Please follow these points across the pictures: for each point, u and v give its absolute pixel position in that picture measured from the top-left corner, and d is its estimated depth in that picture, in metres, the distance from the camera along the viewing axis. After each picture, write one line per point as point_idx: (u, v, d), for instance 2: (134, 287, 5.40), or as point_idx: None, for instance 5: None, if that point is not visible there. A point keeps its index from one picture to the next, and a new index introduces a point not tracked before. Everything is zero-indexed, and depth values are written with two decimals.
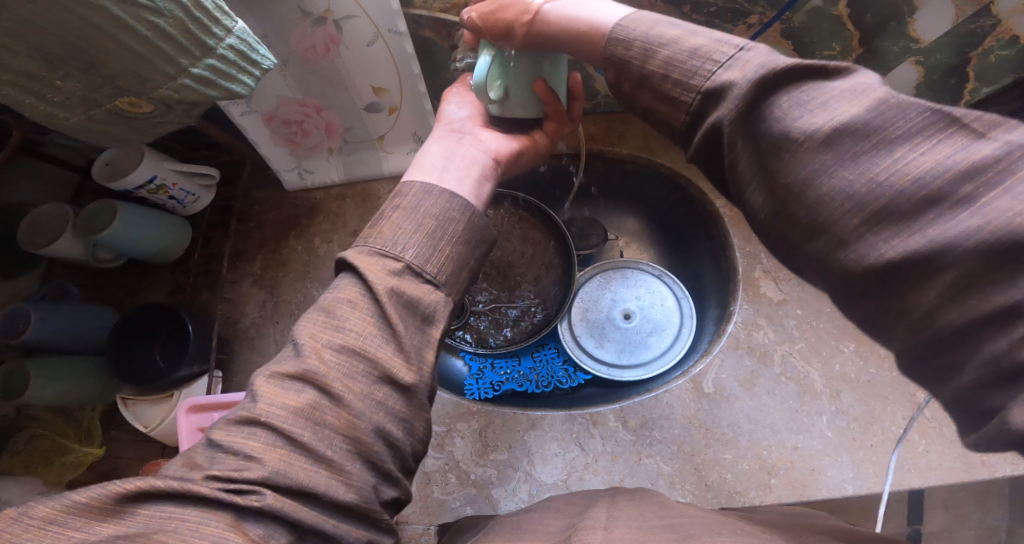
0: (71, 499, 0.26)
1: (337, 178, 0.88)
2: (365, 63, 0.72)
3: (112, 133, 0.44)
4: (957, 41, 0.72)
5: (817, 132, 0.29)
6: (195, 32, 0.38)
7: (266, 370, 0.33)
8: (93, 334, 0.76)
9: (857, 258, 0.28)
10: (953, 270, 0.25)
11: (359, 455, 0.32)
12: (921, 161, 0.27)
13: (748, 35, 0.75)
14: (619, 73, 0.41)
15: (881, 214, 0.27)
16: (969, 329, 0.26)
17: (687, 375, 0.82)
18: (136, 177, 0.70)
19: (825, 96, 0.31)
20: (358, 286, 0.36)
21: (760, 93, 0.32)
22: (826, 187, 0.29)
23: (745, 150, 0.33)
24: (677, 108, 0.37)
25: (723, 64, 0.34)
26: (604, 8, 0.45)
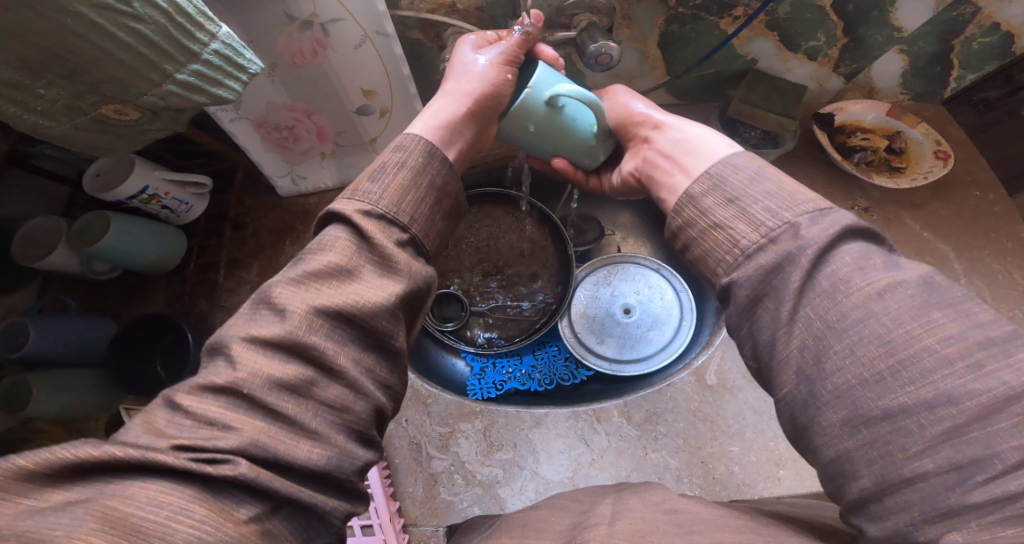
0: (14, 464, 0.25)
1: (331, 182, 0.90)
2: (353, 65, 0.72)
3: (99, 140, 0.44)
4: (940, 29, 0.74)
5: (875, 281, 0.32)
6: (178, 37, 0.38)
7: (244, 333, 0.33)
8: (93, 345, 0.75)
9: (873, 396, 0.29)
10: (950, 421, 0.26)
11: (344, 426, 0.33)
12: (948, 326, 0.29)
13: (734, 27, 0.75)
14: (710, 188, 0.42)
15: (905, 361, 0.29)
16: (937, 478, 0.26)
17: (689, 369, 0.82)
18: (128, 188, 0.70)
19: (881, 259, 0.33)
20: (350, 241, 0.38)
21: (810, 240, 0.34)
22: (862, 325, 0.30)
23: (801, 275, 0.33)
24: (752, 227, 0.37)
25: (809, 209, 0.37)
26: (713, 139, 0.48)
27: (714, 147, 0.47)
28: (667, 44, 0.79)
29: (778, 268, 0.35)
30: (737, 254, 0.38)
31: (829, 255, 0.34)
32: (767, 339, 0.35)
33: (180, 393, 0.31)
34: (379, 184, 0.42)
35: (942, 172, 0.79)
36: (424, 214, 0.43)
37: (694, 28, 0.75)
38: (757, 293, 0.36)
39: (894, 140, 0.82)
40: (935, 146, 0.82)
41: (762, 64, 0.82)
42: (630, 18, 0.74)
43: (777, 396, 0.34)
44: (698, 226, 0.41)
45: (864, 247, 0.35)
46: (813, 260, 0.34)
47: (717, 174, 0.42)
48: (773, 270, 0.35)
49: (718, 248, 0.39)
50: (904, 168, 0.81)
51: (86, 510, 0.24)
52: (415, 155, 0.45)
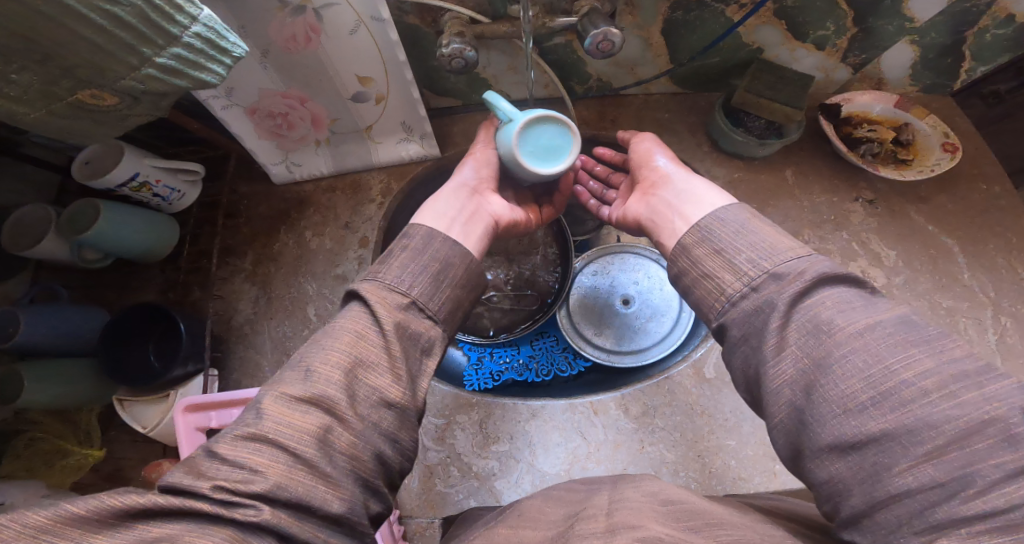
0: (63, 511, 0.26)
1: (327, 169, 0.88)
2: (348, 51, 0.70)
3: (77, 126, 0.42)
4: (954, 20, 0.72)
5: (853, 323, 0.33)
6: (157, 20, 0.36)
7: (273, 390, 0.34)
8: (85, 335, 0.75)
9: (856, 423, 0.30)
10: (930, 443, 0.28)
11: (355, 474, 0.34)
12: (924, 360, 0.30)
13: (740, 15, 0.73)
14: (699, 239, 0.44)
15: (887, 393, 0.30)
16: (921, 495, 0.27)
17: (688, 361, 0.82)
18: (116, 176, 0.69)
19: (857, 303, 0.35)
20: (365, 317, 0.39)
21: (803, 277, 0.37)
22: (844, 361, 0.32)
23: (780, 318, 0.36)
24: (736, 277, 0.40)
25: (788, 257, 0.39)
26: (709, 194, 0.50)
27: (713, 200, 0.49)
28: (670, 32, 0.77)
29: (761, 312, 0.37)
30: (724, 300, 0.40)
31: (805, 295, 0.36)
32: (759, 376, 0.36)
33: (217, 441, 0.32)
34: (405, 268, 0.44)
35: (949, 164, 0.77)
36: (427, 283, 0.44)
37: (699, 15, 0.73)
38: (749, 332, 0.38)
39: (902, 131, 0.81)
40: (942, 138, 0.80)
41: (768, 54, 0.80)
42: (633, 5, 0.72)
43: (773, 423, 0.35)
44: (691, 274, 0.44)
45: (848, 296, 0.36)
46: (790, 302, 0.36)
47: (706, 227, 0.44)
48: (757, 313, 0.38)
49: (708, 296, 0.42)
50: (911, 161, 0.80)
51: None
52: (418, 239, 0.47)
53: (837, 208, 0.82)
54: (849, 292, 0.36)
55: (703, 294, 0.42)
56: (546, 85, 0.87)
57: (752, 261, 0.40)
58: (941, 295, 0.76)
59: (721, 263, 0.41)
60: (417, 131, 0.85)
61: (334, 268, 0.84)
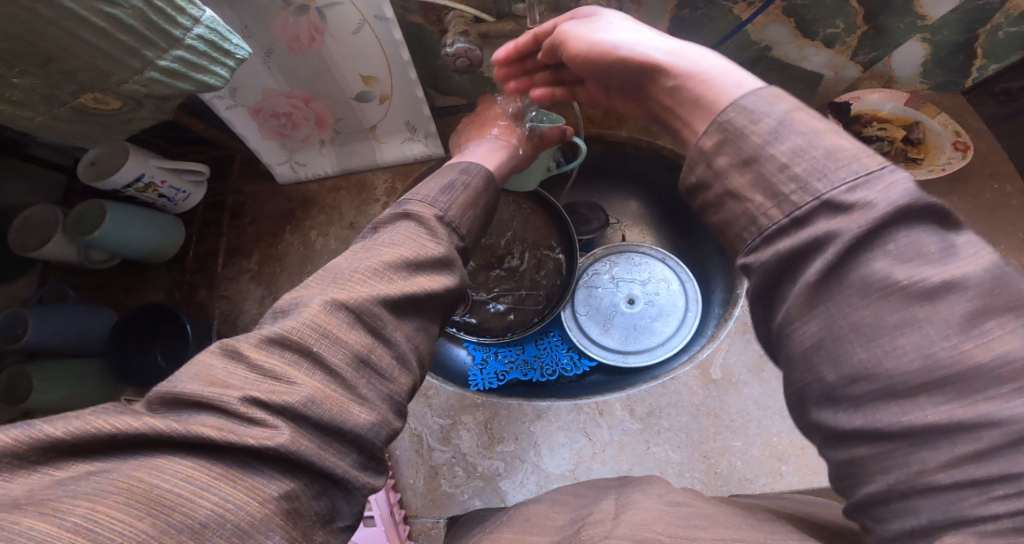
0: (42, 430, 0.24)
1: (331, 169, 0.88)
2: (352, 51, 0.70)
3: (82, 131, 0.42)
4: (967, 17, 0.71)
5: (923, 281, 0.25)
6: (158, 22, 0.36)
7: (262, 332, 0.32)
8: (93, 335, 0.75)
9: (897, 412, 0.24)
10: (986, 444, 0.22)
11: (390, 400, 0.33)
12: (1007, 338, 0.23)
13: (748, 12, 0.72)
14: (721, 143, 0.33)
15: (951, 380, 0.23)
16: (950, 494, 0.23)
17: (693, 361, 0.81)
18: (123, 176, 0.69)
19: (926, 243, 0.25)
20: (423, 234, 0.42)
21: (874, 181, 0.27)
22: (899, 333, 0.25)
23: (820, 270, 0.27)
24: (773, 204, 0.30)
25: (850, 177, 0.27)
26: (727, 76, 0.36)
27: (719, 67, 0.37)
28: (676, 30, 0.76)
29: (796, 257, 0.28)
30: (755, 235, 0.31)
31: (865, 237, 0.26)
32: (780, 332, 0.29)
33: (245, 345, 0.31)
34: (447, 196, 0.46)
35: (961, 163, 0.76)
36: (470, 216, 0.47)
37: (706, 13, 0.73)
38: (769, 280, 0.30)
39: (912, 130, 0.79)
40: (953, 137, 0.79)
41: (775, 52, 0.79)
42: (639, 3, 0.71)
43: (788, 379, 0.30)
44: (712, 189, 0.34)
45: (941, 233, 0.26)
46: (842, 251, 0.26)
47: (726, 122, 0.33)
48: (793, 257, 0.28)
49: (735, 222, 0.32)
50: (921, 159, 0.78)
51: (112, 480, 0.23)
52: (477, 179, 0.50)
53: None
54: (925, 221, 0.26)
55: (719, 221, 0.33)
56: None
57: (804, 166, 0.29)
58: None
59: (745, 182, 0.32)
60: (421, 131, 0.84)
61: None
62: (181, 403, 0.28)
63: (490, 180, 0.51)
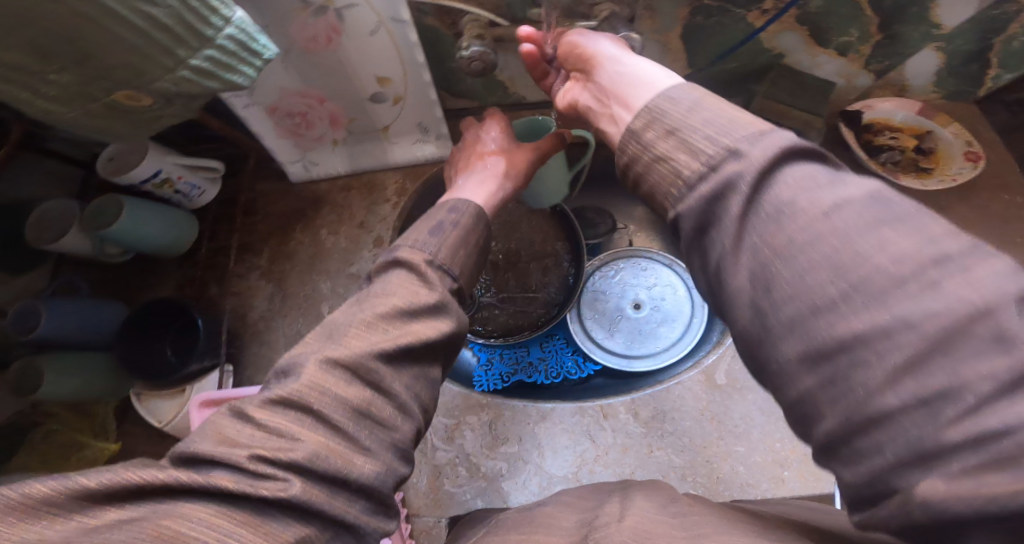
0: (76, 482, 0.26)
1: (342, 169, 0.88)
2: (368, 52, 0.70)
3: (112, 127, 0.43)
4: (981, 27, 0.71)
5: (818, 203, 0.29)
6: (191, 22, 0.37)
7: (264, 394, 0.34)
8: (104, 329, 0.76)
9: (823, 323, 0.26)
10: (910, 346, 0.23)
11: (391, 445, 0.36)
12: (897, 241, 0.26)
13: (761, 21, 0.73)
14: (650, 121, 0.39)
15: (856, 282, 0.26)
16: (902, 414, 0.23)
17: (699, 367, 0.81)
18: (141, 171, 0.70)
19: (822, 179, 0.30)
20: (414, 280, 0.45)
21: (767, 135, 0.32)
22: (809, 249, 0.28)
23: (739, 204, 0.31)
24: (693, 158, 0.35)
25: (747, 132, 0.33)
26: (653, 77, 0.46)
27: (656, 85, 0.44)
28: (689, 37, 0.76)
29: (718, 197, 0.32)
30: (679, 186, 0.35)
31: (765, 168, 0.31)
32: (718, 275, 0.32)
33: (252, 405, 0.33)
34: (437, 238, 0.49)
35: (972, 172, 0.78)
36: (462, 260, 0.50)
37: (720, 21, 0.73)
38: (702, 225, 0.33)
39: (923, 140, 0.80)
40: (965, 146, 0.79)
41: (789, 59, 0.80)
42: (653, 9, 0.72)
43: (735, 328, 0.32)
44: (643, 160, 0.39)
45: (829, 172, 0.31)
46: (751, 182, 0.31)
47: (654, 107, 0.40)
48: (715, 198, 0.33)
49: (663, 182, 0.37)
50: (932, 169, 0.79)
51: (144, 526, 0.25)
52: (467, 216, 0.54)
53: None
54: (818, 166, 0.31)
55: (656, 183, 0.38)
56: None
57: (706, 124, 0.35)
58: None
59: (669, 145, 0.37)
60: (433, 132, 0.85)
61: (348, 266, 0.85)
62: (197, 460, 0.30)
63: (480, 215, 0.55)
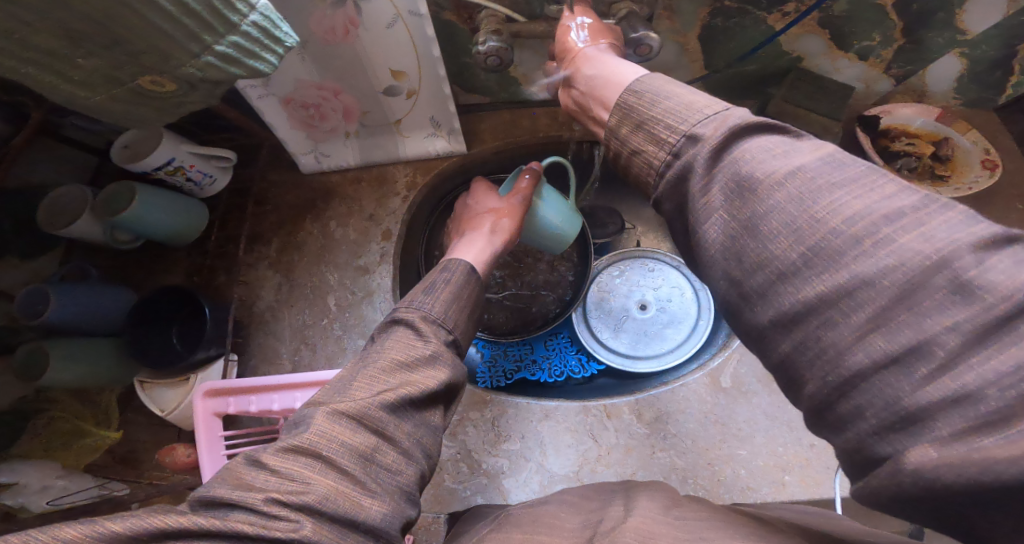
0: (105, 527, 0.28)
1: (353, 162, 0.88)
2: (384, 45, 0.70)
3: (134, 112, 0.43)
4: (1006, 34, 0.70)
5: (775, 174, 0.33)
6: (219, 7, 0.37)
7: (276, 443, 0.36)
8: (112, 315, 0.76)
9: (793, 291, 0.31)
10: (874, 303, 0.28)
11: (399, 488, 0.37)
12: (852, 206, 0.30)
13: (782, 23, 0.72)
14: (621, 117, 0.45)
15: (816, 250, 0.30)
16: (874, 372, 0.27)
17: (704, 369, 0.81)
18: (154, 160, 0.70)
19: (776, 151, 0.35)
20: (411, 336, 0.46)
21: (721, 116, 0.38)
22: (774, 221, 0.32)
23: (702, 185, 0.37)
24: (660, 147, 0.41)
25: (705, 115, 0.39)
26: (620, 70, 0.50)
27: (621, 67, 0.50)
28: (708, 38, 0.76)
29: (688, 181, 0.38)
30: (654, 174, 0.41)
31: (721, 147, 0.36)
32: (699, 249, 0.37)
33: (267, 453, 0.35)
34: (431, 296, 0.50)
35: (989, 182, 0.75)
36: (459, 314, 0.51)
37: (740, 22, 0.73)
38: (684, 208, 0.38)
39: (941, 146, 0.79)
40: (983, 154, 0.78)
41: (808, 62, 0.79)
42: (673, 8, 0.72)
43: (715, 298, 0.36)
44: (622, 153, 0.45)
45: (783, 143, 0.35)
46: (709, 162, 0.37)
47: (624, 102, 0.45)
48: (682, 179, 0.39)
49: (641, 172, 0.43)
50: (948, 177, 0.78)
51: None
52: (457, 274, 0.53)
53: None
54: (774, 140, 0.36)
55: (638, 168, 0.43)
56: None
57: (667, 108, 0.41)
58: None
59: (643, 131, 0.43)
60: (446, 127, 0.85)
61: (356, 259, 0.85)
62: (214, 504, 0.32)
63: (472, 273, 0.55)
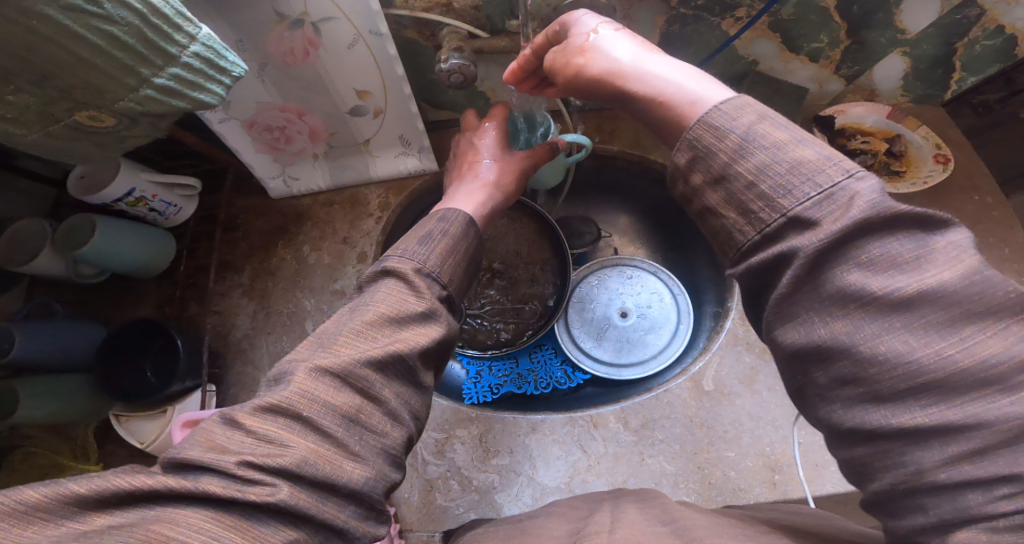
0: (66, 489, 0.27)
1: (324, 184, 0.88)
2: (346, 66, 0.70)
3: (76, 148, 0.42)
4: (944, 31, 0.73)
5: (899, 291, 0.26)
6: (154, 39, 0.36)
7: (253, 402, 0.34)
8: (82, 350, 0.74)
9: (889, 415, 0.26)
10: (978, 442, 0.24)
11: (384, 451, 0.36)
12: (986, 343, 0.25)
13: (736, 28, 0.74)
14: (695, 160, 0.35)
15: (933, 385, 0.25)
16: (955, 493, 0.24)
17: (687, 374, 0.81)
18: (114, 190, 0.69)
19: (900, 252, 0.27)
20: (403, 290, 0.43)
21: (845, 187, 0.28)
22: (879, 342, 0.26)
23: (792, 282, 0.29)
24: (743, 218, 0.32)
25: (816, 191, 0.29)
26: (691, 85, 0.38)
27: (681, 82, 0.38)
28: (666, 46, 0.78)
29: (775, 267, 0.30)
30: (733, 252, 0.33)
31: (829, 242, 0.28)
32: (769, 334, 0.32)
33: (242, 413, 0.33)
34: (425, 247, 0.47)
35: (942, 176, 0.78)
36: (457, 275, 0.49)
37: (696, 29, 0.74)
38: (755, 288, 0.32)
39: (893, 143, 0.82)
40: (934, 149, 0.81)
41: (763, 65, 0.81)
42: (629, 19, 0.73)
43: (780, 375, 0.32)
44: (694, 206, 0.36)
45: (915, 237, 0.27)
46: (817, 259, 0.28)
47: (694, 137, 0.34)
48: (769, 267, 0.30)
49: (718, 235, 0.34)
50: (903, 173, 0.80)
51: (130, 533, 0.26)
52: (456, 224, 0.51)
53: None
54: (912, 234, 0.27)
55: (713, 229, 0.35)
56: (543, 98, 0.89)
57: (763, 162, 0.31)
58: None
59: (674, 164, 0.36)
60: (415, 145, 0.85)
61: (333, 282, 0.83)
62: (185, 467, 0.30)
63: (470, 225, 0.52)
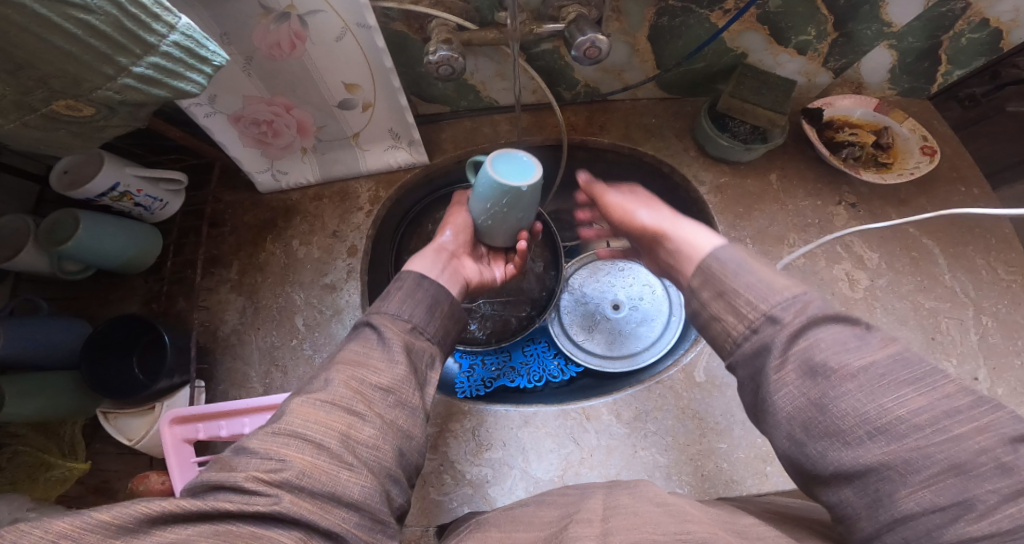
0: (88, 517, 0.25)
1: (312, 177, 0.87)
2: (335, 59, 0.69)
3: (53, 138, 0.42)
4: (930, 25, 0.74)
5: (846, 364, 0.33)
6: (132, 29, 0.36)
7: (258, 430, 0.34)
8: (65, 347, 0.72)
9: (854, 456, 0.30)
10: (929, 470, 0.28)
11: (383, 471, 0.36)
12: (916, 398, 0.30)
13: (725, 20, 0.74)
14: (705, 282, 0.43)
15: (881, 429, 0.30)
16: (924, 518, 0.27)
17: (678, 365, 0.82)
18: (97, 185, 0.68)
19: (841, 339, 0.34)
20: (372, 344, 0.43)
21: (795, 301, 0.37)
22: (836, 401, 0.32)
23: (775, 359, 0.35)
24: (739, 319, 0.39)
25: (782, 298, 0.38)
26: (709, 239, 0.48)
27: (701, 237, 0.49)
28: (657, 38, 0.78)
29: (761, 353, 0.37)
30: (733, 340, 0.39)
31: (790, 328, 0.35)
32: (764, 410, 0.36)
33: (251, 440, 0.34)
34: (395, 298, 0.49)
35: (929, 167, 0.79)
36: (430, 321, 0.49)
37: (685, 22, 0.75)
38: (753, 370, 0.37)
39: (881, 135, 0.82)
40: (921, 141, 0.82)
41: (753, 58, 0.81)
42: (619, 11, 0.73)
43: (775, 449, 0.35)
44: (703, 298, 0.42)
45: (857, 335, 0.35)
46: (785, 342, 0.35)
47: None
48: (758, 354, 0.37)
49: (719, 337, 0.41)
50: (890, 164, 0.81)
51: None
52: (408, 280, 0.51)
53: (821, 211, 0.82)
54: (857, 333, 0.35)
55: (716, 330, 0.41)
56: (534, 90, 0.89)
57: (746, 283, 0.40)
58: (923, 296, 0.78)
59: None
60: (405, 138, 0.85)
61: (322, 277, 0.83)
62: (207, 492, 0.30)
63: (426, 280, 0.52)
